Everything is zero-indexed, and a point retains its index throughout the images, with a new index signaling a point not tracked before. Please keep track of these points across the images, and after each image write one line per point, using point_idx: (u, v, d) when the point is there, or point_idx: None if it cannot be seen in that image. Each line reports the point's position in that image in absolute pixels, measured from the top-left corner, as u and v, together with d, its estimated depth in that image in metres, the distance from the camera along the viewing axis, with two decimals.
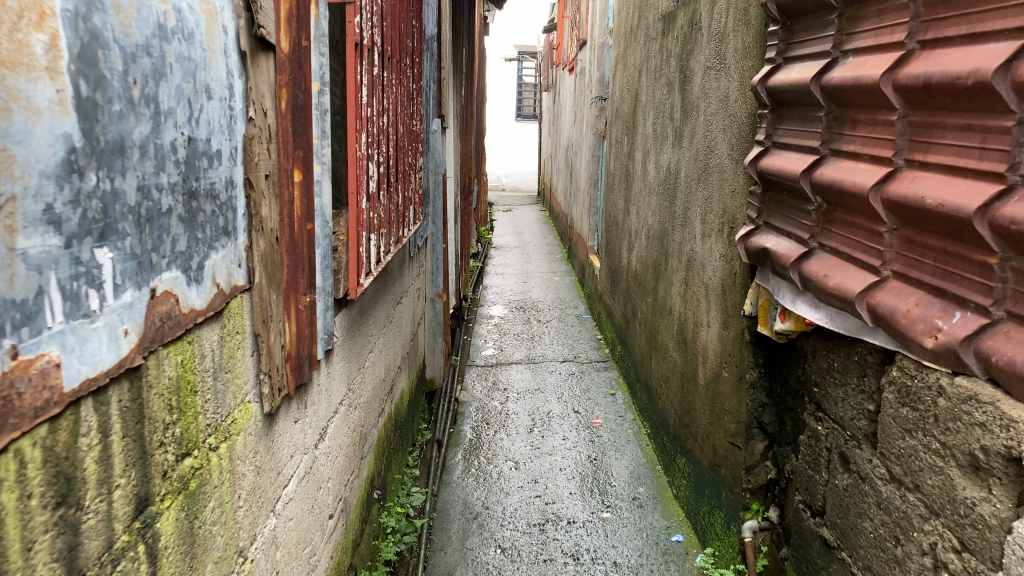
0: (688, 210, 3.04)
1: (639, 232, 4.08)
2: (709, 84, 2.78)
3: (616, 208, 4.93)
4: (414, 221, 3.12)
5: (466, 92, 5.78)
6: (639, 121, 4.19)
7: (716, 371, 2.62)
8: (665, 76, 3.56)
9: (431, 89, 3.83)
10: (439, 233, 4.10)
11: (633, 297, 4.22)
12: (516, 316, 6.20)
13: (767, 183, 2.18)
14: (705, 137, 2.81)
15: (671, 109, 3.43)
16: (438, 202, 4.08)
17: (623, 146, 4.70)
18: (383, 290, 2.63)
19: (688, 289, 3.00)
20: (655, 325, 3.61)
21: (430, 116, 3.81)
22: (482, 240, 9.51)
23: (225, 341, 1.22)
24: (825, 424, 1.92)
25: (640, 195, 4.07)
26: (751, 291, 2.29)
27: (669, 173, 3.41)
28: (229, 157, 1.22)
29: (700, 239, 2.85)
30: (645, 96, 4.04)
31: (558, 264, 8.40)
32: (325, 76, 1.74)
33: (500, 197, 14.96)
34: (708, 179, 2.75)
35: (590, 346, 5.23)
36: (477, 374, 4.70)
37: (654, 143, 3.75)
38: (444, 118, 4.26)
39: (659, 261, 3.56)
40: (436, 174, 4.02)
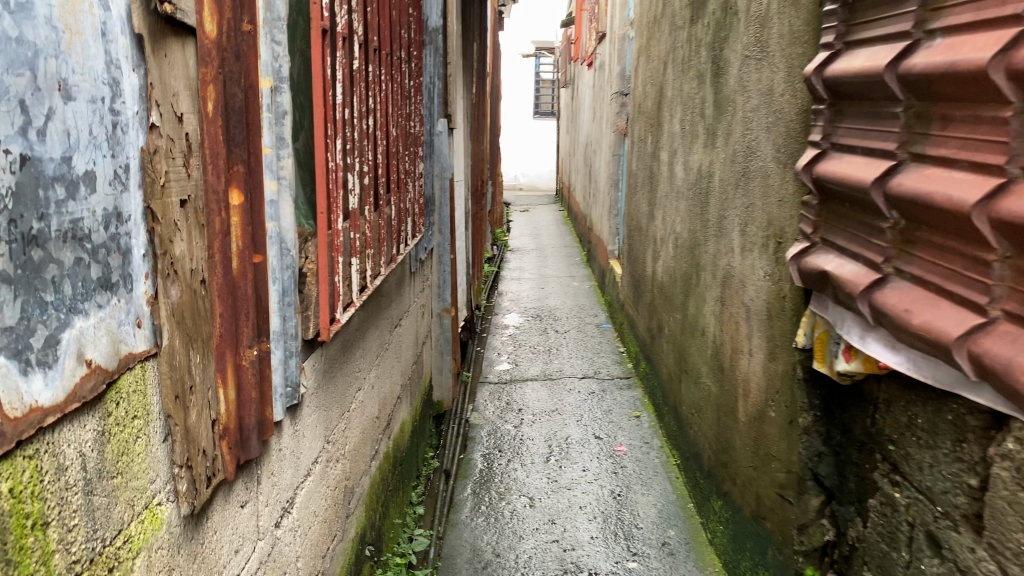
0: (723, 220, 2.68)
1: (666, 240, 3.72)
2: (748, 75, 2.41)
3: (639, 212, 4.57)
4: (413, 233, 2.78)
5: (478, 89, 5.43)
6: (664, 118, 3.83)
7: (760, 408, 2.26)
8: (694, 69, 3.20)
9: (436, 86, 3.49)
10: (445, 243, 3.76)
11: (659, 311, 3.86)
12: (532, 326, 5.86)
13: (826, 193, 1.81)
14: (744, 137, 2.45)
15: (701, 105, 3.07)
16: (445, 210, 3.75)
17: (647, 145, 4.34)
18: (375, 317, 2.29)
19: (725, 309, 2.64)
20: (685, 345, 3.25)
21: (434, 115, 3.47)
22: (498, 242, 9.17)
23: (111, 435, 0.88)
24: (904, 492, 1.56)
25: (667, 200, 3.71)
26: (807, 320, 1.93)
27: (700, 178, 3.05)
28: (112, 180, 0.88)
29: (739, 254, 2.49)
30: (671, 90, 3.68)
31: (577, 268, 8.04)
32: (281, 70, 1.40)
33: (517, 197, 14.65)
34: (748, 185, 2.39)
35: (611, 359, 4.88)
36: (490, 393, 4.36)
37: (682, 142, 3.39)
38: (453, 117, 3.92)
39: (689, 275, 3.21)
40: (442, 178, 3.68)
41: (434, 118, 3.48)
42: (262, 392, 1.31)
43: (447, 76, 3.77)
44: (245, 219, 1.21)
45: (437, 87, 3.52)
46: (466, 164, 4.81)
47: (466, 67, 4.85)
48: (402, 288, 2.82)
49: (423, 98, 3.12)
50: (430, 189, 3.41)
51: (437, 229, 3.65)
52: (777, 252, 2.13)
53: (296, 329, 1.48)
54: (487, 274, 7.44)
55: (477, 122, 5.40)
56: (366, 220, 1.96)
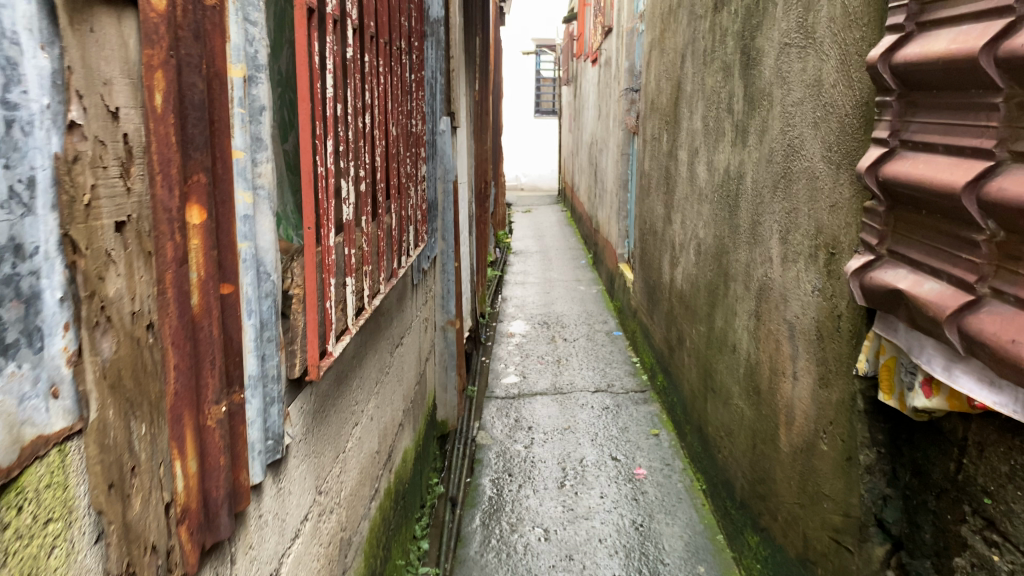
0: (758, 227, 2.43)
1: (686, 245, 3.48)
2: (789, 67, 2.17)
3: (654, 215, 4.32)
4: (416, 244, 2.54)
5: (481, 87, 5.18)
6: (683, 115, 3.58)
7: (808, 440, 2.02)
8: (720, 61, 2.96)
9: (438, 83, 3.25)
10: (450, 251, 3.52)
11: (679, 321, 3.61)
12: (540, 334, 5.61)
13: (897, 198, 1.56)
14: (784, 135, 2.20)
15: (728, 100, 2.82)
16: (449, 217, 3.50)
17: (662, 144, 4.09)
18: (374, 341, 2.05)
19: (761, 326, 2.40)
20: (710, 361, 3.01)
21: (437, 114, 3.22)
22: (501, 245, 8.94)
23: (9, 559, 0.62)
24: (1006, 555, 1.31)
25: (687, 204, 3.46)
26: (871, 343, 1.68)
27: (727, 181, 2.81)
28: (6, 201, 0.62)
29: (778, 265, 2.24)
30: (691, 86, 3.43)
31: (583, 272, 7.80)
32: (257, 58, 1.15)
33: (519, 199, 14.42)
34: (790, 188, 2.14)
35: (624, 371, 4.64)
36: (497, 409, 4.12)
37: (705, 141, 3.15)
38: (457, 116, 3.67)
39: (715, 286, 2.96)
40: (445, 182, 3.43)
41: (437, 117, 3.23)
42: (236, 453, 1.06)
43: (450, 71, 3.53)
44: (208, 242, 0.96)
45: (439, 83, 3.27)
46: (470, 166, 4.57)
47: (469, 64, 4.60)
48: (404, 304, 2.57)
49: (425, 95, 2.87)
50: (433, 195, 3.16)
51: (440, 236, 3.41)
52: (830, 265, 1.88)
53: (279, 370, 1.23)
54: (491, 279, 7.19)
55: (480, 122, 5.15)
56: (365, 232, 1.71)
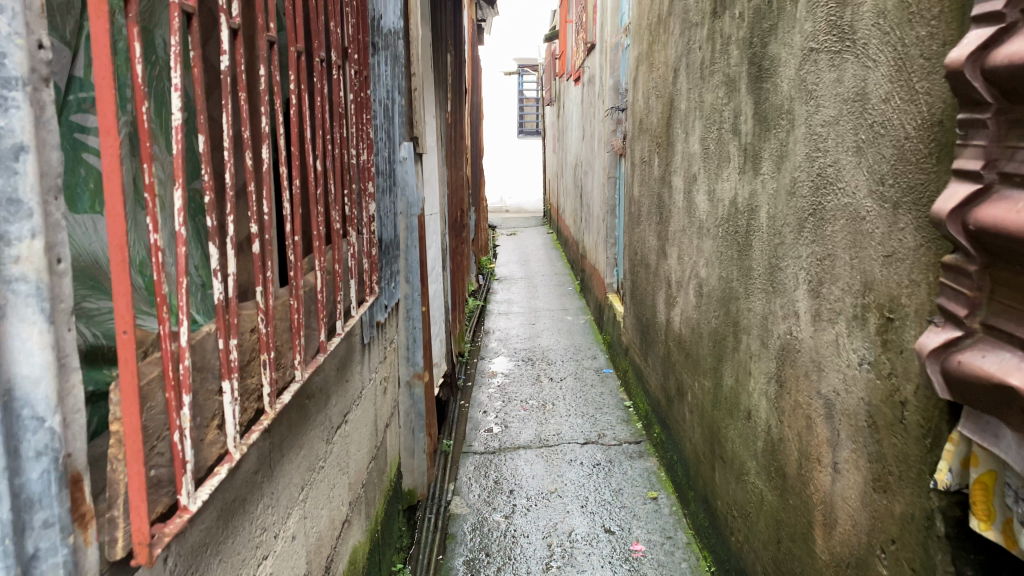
0: (777, 274, 1.99)
1: (684, 284, 3.04)
2: (819, 77, 1.73)
3: (645, 246, 3.88)
4: (362, 299, 2.08)
5: (455, 106, 4.74)
6: (677, 135, 3.14)
7: (859, 555, 1.56)
8: (721, 74, 2.52)
9: (396, 103, 2.80)
10: (415, 295, 3.06)
11: (678, 370, 3.15)
12: (523, 373, 5.16)
13: (1000, 256, 1.10)
14: (812, 161, 1.77)
15: (733, 119, 2.39)
16: (413, 259, 3.05)
17: (653, 168, 3.66)
18: (295, 435, 1.58)
19: (785, 394, 1.95)
20: (717, 423, 2.56)
21: (395, 140, 2.77)
22: (484, 272, 8.50)
23: None
24: None
25: (685, 237, 3.02)
26: (960, 448, 1.22)
27: (735, 213, 2.37)
28: None
29: (809, 323, 1.79)
30: (685, 103, 3.00)
31: (570, 300, 7.35)
32: (11, 65, 0.69)
33: (503, 221, 13.99)
34: (824, 229, 1.70)
35: (616, 417, 4.19)
36: (474, 467, 3.65)
37: (706, 166, 2.71)
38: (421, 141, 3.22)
39: (722, 336, 2.50)
40: (406, 216, 2.98)
41: (395, 142, 2.78)
42: None
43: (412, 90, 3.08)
44: None
45: (397, 102, 2.82)
46: (441, 193, 4.12)
47: (439, 81, 4.17)
48: (349, 371, 2.10)
49: (374, 116, 2.42)
50: (391, 235, 2.71)
51: (402, 279, 2.95)
52: (886, 333, 1.44)
53: (70, 570, 0.76)
54: (471, 310, 6.74)
55: (454, 144, 4.70)
56: (262, 307, 1.24)
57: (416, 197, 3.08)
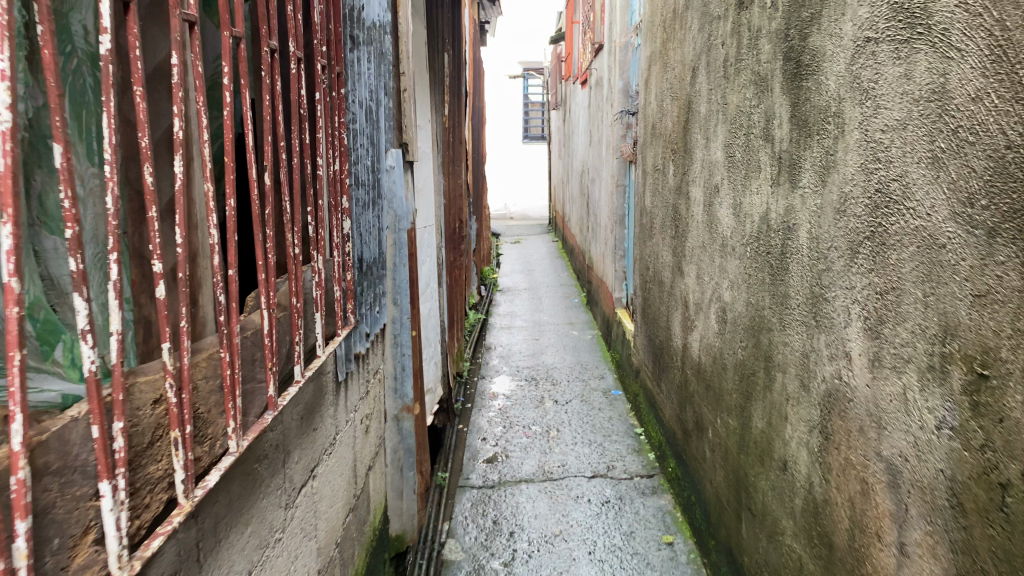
0: (823, 306, 1.69)
1: (703, 307, 2.74)
2: (878, 73, 1.43)
3: (658, 261, 3.59)
4: (335, 335, 1.79)
5: (454, 111, 4.45)
6: (695, 141, 2.84)
7: None
8: (749, 72, 2.23)
9: (381, 106, 2.51)
10: (404, 319, 2.76)
11: (697, 403, 2.85)
12: (527, 394, 4.86)
13: None
14: (869, 175, 1.47)
15: (764, 124, 2.09)
16: (402, 280, 2.75)
17: (667, 177, 3.36)
18: (239, 512, 1.29)
19: (831, 450, 1.65)
20: (744, 468, 2.27)
21: (379, 148, 2.48)
22: (487, 282, 8.22)
23: None
24: None
25: (705, 255, 2.72)
26: None
27: (765, 231, 2.07)
28: None
29: (864, 369, 1.49)
30: (705, 107, 2.71)
31: (576, 313, 7.05)
32: None
33: (508, 228, 13.72)
34: (888, 256, 1.40)
35: (625, 446, 3.89)
36: (471, 504, 3.35)
37: (730, 176, 2.41)
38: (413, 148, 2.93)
39: (751, 371, 2.20)
40: (395, 231, 2.69)
41: (379, 149, 2.49)
42: None
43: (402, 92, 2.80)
44: None
45: (382, 104, 2.52)
46: (437, 204, 3.83)
47: (436, 84, 3.88)
48: (318, 416, 1.81)
49: (353, 120, 2.13)
50: (374, 254, 2.42)
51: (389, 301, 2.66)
52: (978, 395, 1.13)
53: None
54: (472, 324, 6.46)
55: (453, 152, 4.41)
56: (170, 369, 0.94)
57: (405, 210, 2.79)
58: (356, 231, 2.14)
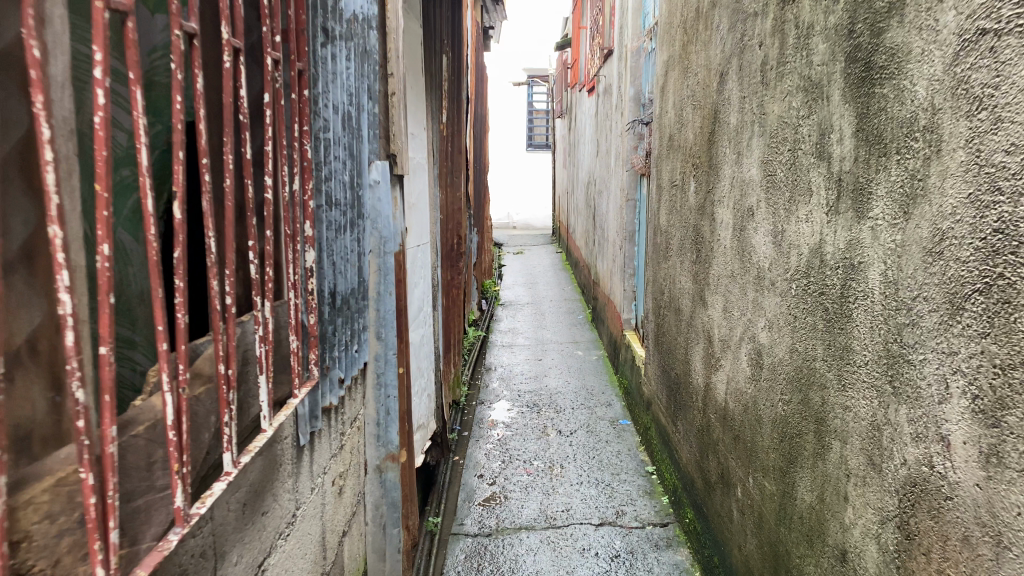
0: (905, 369, 1.34)
1: (732, 344, 2.39)
2: (1000, 74, 1.08)
3: (675, 286, 3.24)
4: (290, 395, 1.44)
5: (453, 118, 4.11)
6: (724, 156, 2.48)
7: None
8: (797, 76, 1.87)
9: (362, 112, 2.17)
10: (388, 356, 2.41)
11: (723, 453, 2.50)
12: (528, 423, 4.50)
13: None
14: (984, 207, 1.12)
15: (818, 137, 1.74)
16: (389, 309, 2.40)
17: (687, 193, 3.00)
18: None
19: (918, 555, 1.30)
20: (786, 545, 1.91)
21: (359, 160, 2.14)
22: (488, 296, 7.87)
23: None
24: None
25: (734, 285, 2.36)
26: None
27: (820, 267, 1.72)
28: None
29: (973, 463, 1.14)
30: (737, 117, 2.35)
31: (580, 331, 6.67)
32: None
33: (511, 238, 13.37)
34: (1015, 319, 1.05)
35: (636, 487, 3.54)
36: (464, 556, 2.99)
37: (770, 197, 2.05)
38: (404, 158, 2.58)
39: (796, 432, 1.85)
40: (379, 254, 2.34)
41: (360, 162, 2.14)
42: None
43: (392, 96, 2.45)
44: None
45: (364, 110, 2.18)
46: (432, 219, 3.48)
47: (433, 89, 3.54)
48: (270, 495, 1.46)
49: (325, 127, 1.78)
50: (352, 284, 2.07)
51: (371, 335, 2.30)
52: None
53: None
54: (471, 342, 6.10)
55: (451, 162, 4.06)
56: None
57: (393, 230, 2.45)
58: (325, 260, 1.80)
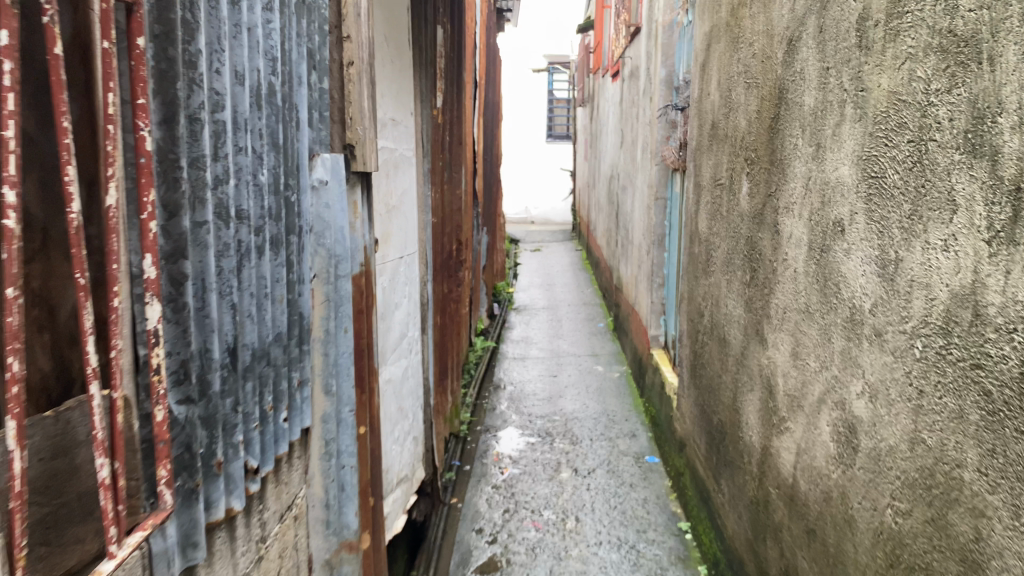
0: None
1: (805, 403, 1.78)
2: None
3: (719, 310, 2.62)
4: (109, 549, 0.84)
5: (454, 104, 3.49)
6: (796, 150, 1.86)
7: None
8: (925, 29, 1.25)
9: (299, 89, 1.57)
10: (344, 414, 1.82)
11: (788, 545, 1.89)
12: (539, 455, 3.91)
13: None
14: None
15: (970, 123, 1.12)
16: (346, 351, 1.81)
17: (738, 197, 2.38)
18: None
19: None
20: None
21: (293, 155, 1.54)
22: (501, 299, 7.28)
23: None
24: None
25: (811, 325, 1.74)
26: None
27: (977, 326, 1.10)
28: None
29: None
30: (818, 95, 1.73)
31: (601, 343, 6.04)
32: None
33: (529, 233, 12.76)
34: None
35: (666, 551, 2.93)
36: None
37: (875, 209, 1.43)
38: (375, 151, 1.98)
39: (921, 565, 1.24)
40: (331, 279, 1.75)
41: (294, 158, 1.55)
42: None
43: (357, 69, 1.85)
44: None
45: (301, 87, 1.58)
46: (422, 225, 2.88)
47: (424, 69, 2.93)
48: None
49: (216, 105, 1.19)
50: (278, 328, 1.48)
51: (318, 389, 1.71)
52: None
53: None
54: (480, 354, 5.52)
55: (451, 155, 3.45)
56: None
57: (354, 246, 1.85)
58: (215, 304, 1.20)
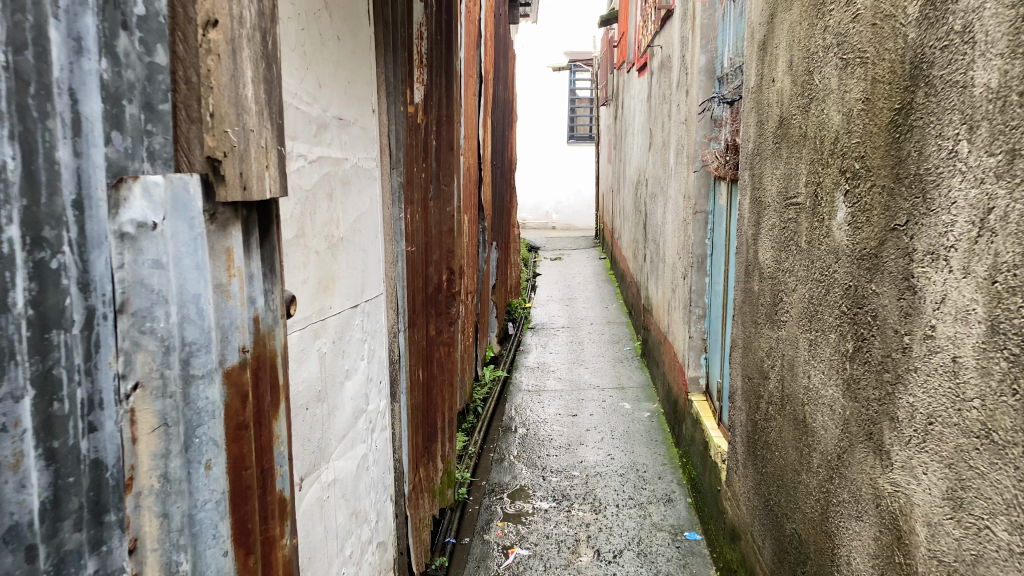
0: None
1: None
2: None
3: (793, 378, 1.89)
4: None
5: (441, 98, 2.77)
6: (957, 162, 1.11)
7: None
8: None
9: (79, 60, 0.87)
10: None
11: None
12: (554, 528, 3.19)
13: None
14: None
15: None
16: (210, 497, 1.10)
17: (829, 226, 1.64)
18: None
19: None
20: None
21: (55, 183, 0.83)
22: (517, 317, 6.58)
23: None
24: None
25: (997, 464, 1.00)
26: None
27: None
28: None
29: None
30: (1013, 65, 0.98)
31: (628, 372, 5.30)
32: None
33: (550, 239, 12.06)
34: None
35: None
36: None
37: None
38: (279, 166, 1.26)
39: None
40: (179, 384, 1.04)
41: (59, 190, 0.84)
42: None
43: (242, 35, 1.13)
44: None
45: (80, 56, 0.87)
46: (391, 257, 2.17)
47: (393, 50, 2.21)
48: None
49: None
50: (11, 516, 0.78)
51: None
52: None
53: None
54: (490, 387, 4.81)
55: (437, 161, 2.74)
56: None
57: (228, 321, 1.14)
58: None
